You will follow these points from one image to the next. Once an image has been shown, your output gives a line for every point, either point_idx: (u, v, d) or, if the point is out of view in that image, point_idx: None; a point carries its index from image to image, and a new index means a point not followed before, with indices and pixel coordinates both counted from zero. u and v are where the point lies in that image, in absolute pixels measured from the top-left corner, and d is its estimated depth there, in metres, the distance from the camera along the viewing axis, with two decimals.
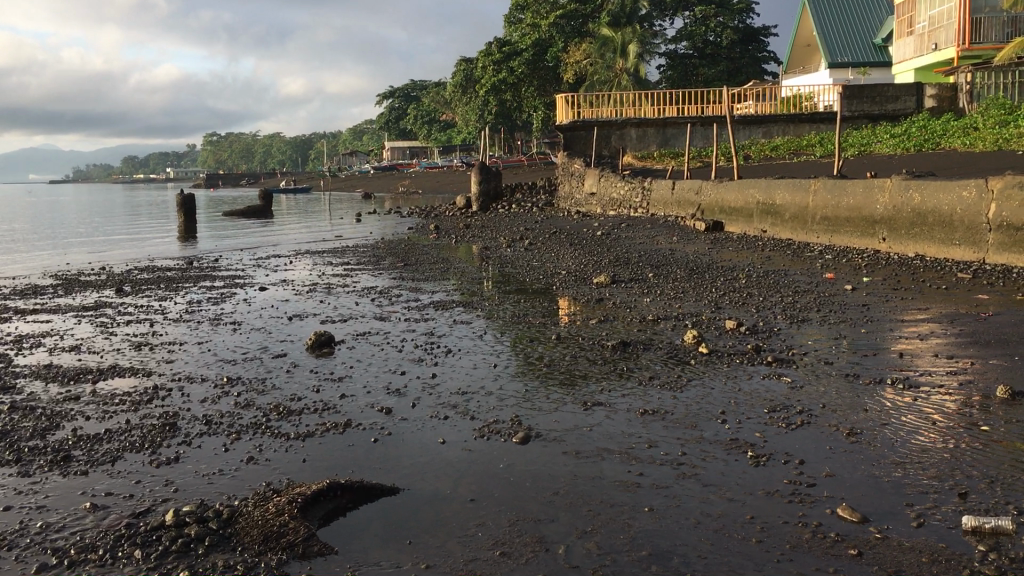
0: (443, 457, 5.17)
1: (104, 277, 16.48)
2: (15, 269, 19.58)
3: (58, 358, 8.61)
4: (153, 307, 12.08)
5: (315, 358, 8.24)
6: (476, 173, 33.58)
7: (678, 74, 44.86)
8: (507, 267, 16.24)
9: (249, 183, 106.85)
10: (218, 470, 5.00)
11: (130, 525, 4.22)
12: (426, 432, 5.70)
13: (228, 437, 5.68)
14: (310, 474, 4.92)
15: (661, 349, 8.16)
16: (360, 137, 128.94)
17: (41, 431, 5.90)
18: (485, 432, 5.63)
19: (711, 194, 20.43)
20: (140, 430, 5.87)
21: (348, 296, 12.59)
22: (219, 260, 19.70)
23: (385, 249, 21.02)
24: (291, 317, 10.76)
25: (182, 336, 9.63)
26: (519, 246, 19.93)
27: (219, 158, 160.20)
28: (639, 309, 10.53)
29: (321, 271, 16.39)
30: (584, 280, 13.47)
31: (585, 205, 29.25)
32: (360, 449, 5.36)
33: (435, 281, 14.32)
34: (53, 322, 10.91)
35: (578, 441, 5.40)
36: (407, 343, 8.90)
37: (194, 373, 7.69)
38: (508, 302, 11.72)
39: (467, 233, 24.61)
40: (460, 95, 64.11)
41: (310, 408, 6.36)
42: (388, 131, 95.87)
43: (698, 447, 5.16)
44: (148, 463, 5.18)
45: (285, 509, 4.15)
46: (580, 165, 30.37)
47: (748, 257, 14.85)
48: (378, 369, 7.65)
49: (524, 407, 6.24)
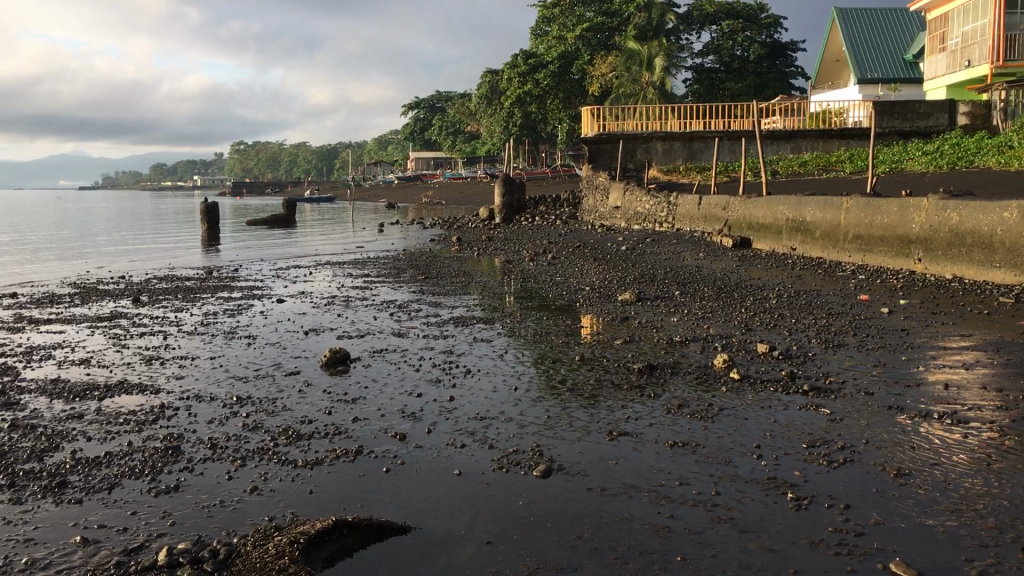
0: (459, 491, 4.84)
1: (123, 286, 16.29)
2: (36, 275, 19.48)
3: (66, 372, 8.35)
4: (170, 318, 11.84)
5: (329, 377, 7.93)
6: (499, 185, 33.33)
7: (704, 89, 44.44)
8: (530, 281, 15.91)
9: (274, 191, 107.36)
10: (219, 501, 4.69)
11: (119, 565, 3.90)
12: (441, 462, 5.37)
13: (232, 463, 5.37)
14: (316, 508, 4.61)
15: (691, 373, 7.80)
16: (385, 148, 129.34)
17: (39, 453, 5.61)
18: (504, 463, 5.29)
19: (738, 211, 20.02)
20: (142, 454, 5.57)
21: (366, 310, 12.30)
22: (238, 269, 19.54)
23: (407, 261, 20.81)
24: (308, 331, 10.48)
25: (195, 350, 9.36)
26: (542, 260, 19.63)
27: (247, 167, 161.41)
28: (666, 329, 10.14)
29: (341, 283, 16.14)
30: (608, 297, 13.12)
31: (609, 219, 28.90)
32: (370, 480, 5.04)
33: (457, 296, 14.00)
34: (67, 333, 10.68)
35: (603, 475, 5.05)
36: (426, 362, 8.57)
37: (203, 391, 7.40)
38: (530, 319, 11.38)
39: (489, 246, 24.33)
40: (485, 107, 64.08)
41: (320, 433, 6.04)
42: (413, 142, 96.01)
43: (733, 486, 4.83)
44: (147, 491, 4.88)
45: (285, 551, 3.84)
46: (604, 179, 30.03)
47: (777, 276, 14.44)
48: (394, 390, 7.31)
49: (546, 436, 5.89)
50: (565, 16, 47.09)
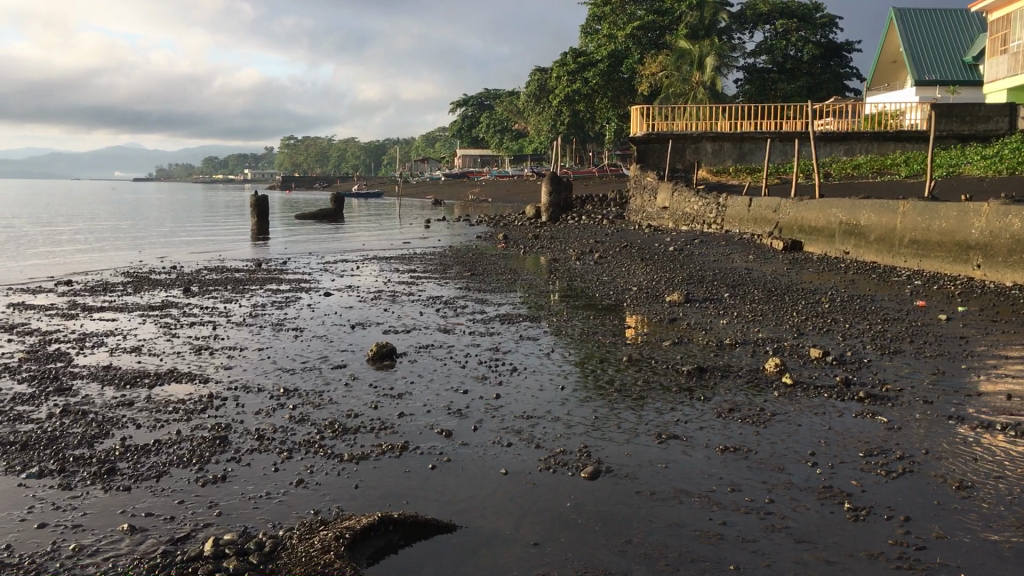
0: (506, 490, 4.78)
1: (173, 276, 16.48)
2: (89, 264, 19.79)
3: (118, 359, 8.45)
4: (218, 308, 11.95)
5: (375, 371, 7.91)
6: (547, 183, 33.25)
7: (756, 89, 43.92)
8: (576, 280, 15.80)
9: (323, 186, 108.36)
10: (265, 493, 4.67)
11: (166, 554, 3.90)
12: (488, 460, 5.31)
13: (278, 455, 5.36)
14: (363, 502, 4.58)
15: (741, 376, 7.67)
16: (433, 145, 129.85)
17: (89, 439, 5.64)
18: (550, 464, 5.21)
19: (789, 213, 19.71)
20: (190, 443, 5.58)
21: (413, 305, 12.30)
22: (287, 262, 19.67)
23: (454, 257, 20.81)
24: (354, 325, 10.49)
25: (242, 341, 9.41)
26: (588, 259, 19.52)
27: (296, 161, 163.15)
28: (716, 331, 9.98)
29: (387, 278, 16.17)
30: (656, 297, 12.97)
31: (657, 219, 28.66)
32: (416, 477, 4.99)
33: (502, 293, 13.93)
34: (119, 321, 10.81)
35: (653, 479, 4.95)
36: (472, 358, 8.52)
37: (251, 382, 7.42)
38: (577, 318, 11.28)
39: (536, 244, 24.25)
40: (533, 105, 64.00)
41: (365, 427, 6.01)
42: (460, 139, 96.21)
43: (786, 494, 4.72)
44: (194, 481, 4.88)
45: (331, 546, 3.80)
46: (653, 178, 29.77)
47: (830, 280, 14.17)
48: (440, 387, 7.27)
49: (594, 437, 5.80)
50: (615, 14, 46.79)
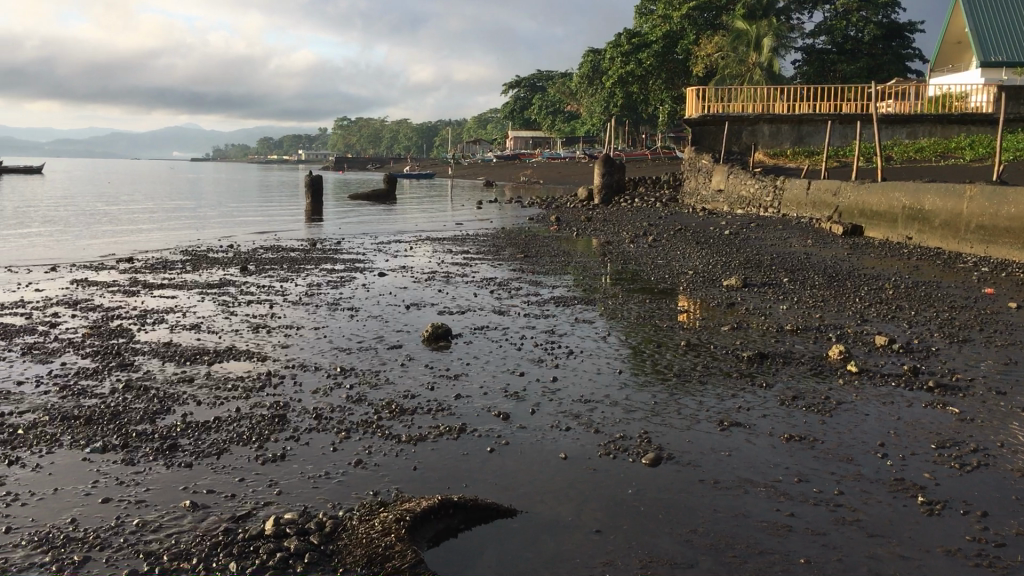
0: (566, 475, 4.70)
1: (230, 255, 16.62)
2: (147, 242, 20.08)
3: (177, 336, 8.53)
4: (274, 287, 12.02)
5: (430, 352, 7.89)
6: (600, 165, 32.95)
7: (814, 70, 43.05)
8: (631, 263, 15.64)
9: (375, 167, 108.90)
10: (324, 473, 4.66)
11: (228, 532, 3.89)
12: (547, 444, 5.23)
13: (337, 435, 5.34)
14: (422, 484, 4.54)
15: (804, 363, 7.49)
16: (485, 126, 129.74)
17: (150, 415, 5.68)
18: (610, 449, 5.12)
19: (851, 197, 19.28)
20: (249, 421, 5.59)
21: (467, 287, 12.25)
22: (340, 242, 19.76)
23: (507, 239, 20.72)
24: (409, 306, 10.48)
25: (299, 320, 9.46)
26: (642, 242, 19.31)
27: (349, 141, 164.24)
28: (775, 317, 9.78)
29: (441, 259, 16.15)
30: (713, 281, 12.78)
31: (712, 202, 28.27)
32: (475, 460, 4.93)
33: (556, 275, 13.82)
34: (178, 299, 10.94)
35: (716, 467, 4.83)
36: (527, 341, 8.46)
37: (307, 361, 7.43)
38: (633, 302, 11.14)
39: (588, 226, 24.07)
40: (586, 86, 63.56)
41: (423, 408, 5.98)
42: (512, 121, 95.93)
43: (857, 486, 4.58)
44: (254, 459, 4.88)
45: (392, 529, 3.75)
46: (708, 161, 29.32)
47: (893, 266, 13.84)
48: (496, 369, 7.22)
49: (655, 422, 5.69)
50: None
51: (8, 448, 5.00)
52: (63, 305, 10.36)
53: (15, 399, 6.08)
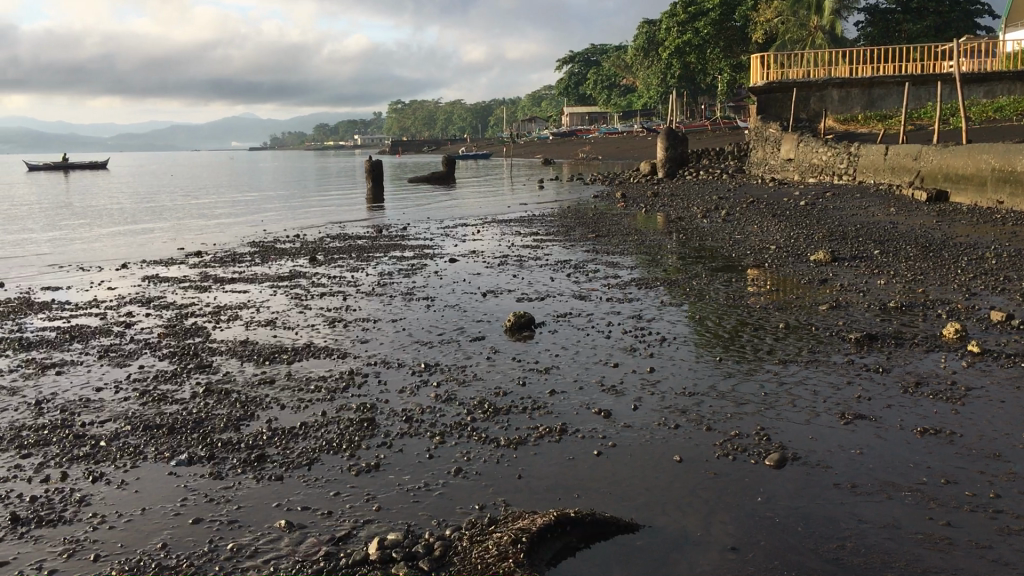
0: (685, 481, 4.30)
1: (298, 245, 16.52)
2: (214, 234, 20.06)
3: (254, 333, 8.31)
4: (346, 278, 11.77)
5: (515, 343, 7.54)
6: (662, 138, 32.22)
7: (878, 31, 41.51)
8: (707, 239, 15.15)
9: (431, 149, 109.03)
10: (422, 485, 4.33)
11: (328, 557, 3.59)
12: (658, 444, 4.84)
13: (431, 440, 5.02)
14: (529, 495, 4.19)
15: (918, 344, 6.96)
16: (539, 104, 128.83)
17: (235, 422, 5.43)
18: (728, 450, 4.69)
19: (933, 160, 18.39)
20: (337, 426, 5.29)
21: (542, 271, 11.85)
22: (406, 228, 19.53)
23: (574, 218, 20.27)
24: (486, 293, 10.12)
25: (375, 312, 9.19)
26: (715, 216, 18.74)
27: (405, 125, 164.81)
28: (874, 293, 9.22)
29: (510, 242, 15.79)
30: (799, 256, 12.19)
31: (781, 172, 27.42)
32: (583, 465, 4.57)
33: (631, 256, 13.35)
34: (250, 293, 10.77)
35: (850, 468, 4.39)
36: (615, 327, 8.05)
37: (389, 357, 7.12)
38: (716, 282, 10.62)
39: (656, 202, 23.51)
40: (642, 59, 62.64)
41: (517, 406, 5.63)
42: (567, 97, 94.95)
43: (1013, 486, 4.11)
44: (347, 469, 4.58)
45: (508, 552, 3.40)
46: (775, 129, 28.43)
47: (986, 232, 13.07)
48: (586, 360, 6.83)
49: (770, 417, 5.25)
50: None
51: (91, 463, 4.77)
52: (137, 303, 10.24)
53: (94, 407, 5.86)
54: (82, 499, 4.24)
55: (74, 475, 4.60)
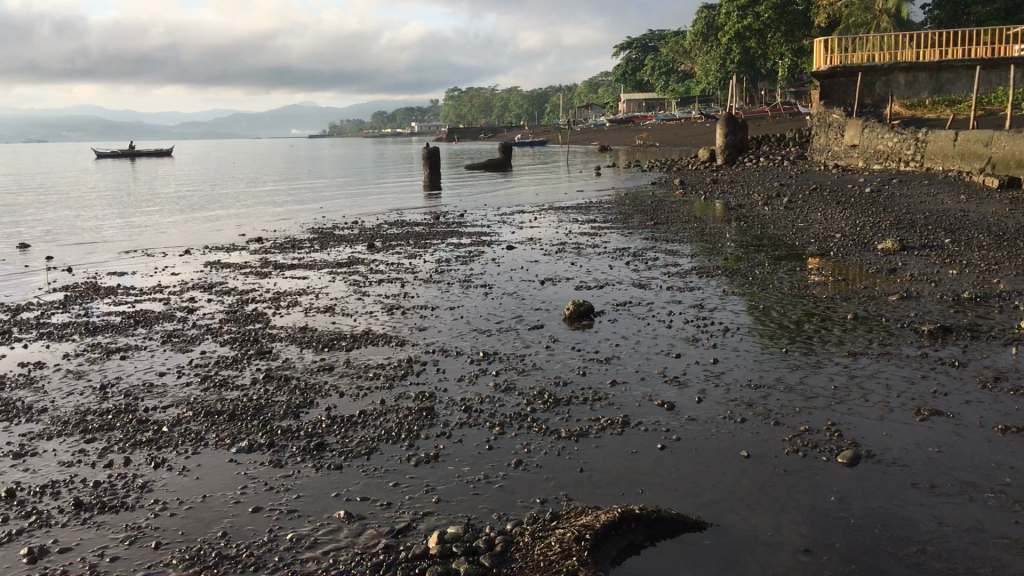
0: (753, 478, 4.16)
1: (356, 231, 16.58)
2: (273, 221, 20.24)
3: (313, 320, 8.32)
4: (404, 265, 11.75)
5: (575, 332, 7.42)
6: (722, 124, 31.75)
7: (946, 14, 40.31)
8: (769, 227, 14.83)
9: (487, 136, 109.11)
10: (483, 477, 4.25)
11: (388, 550, 3.53)
12: (724, 439, 4.70)
13: (490, 430, 4.94)
14: (592, 490, 4.09)
15: (996, 337, 6.67)
16: (596, 90, 128.02)
17: (294, 410, 5.41)
18: (798, 445, 4.53)
19: (1006, 145, 17.76)
20: (396, 415, 5.24)
21: (600, 259, 11.70)
22: (463, 215, 19.50)
23: (632, 205, 20.02)
24: (544, 281, 10.01)
25: (433, 300, 9.14)
26: (776, 204, 18.36)
27: (461, 112, 165.13)
28: (947, 283, 8.89)
29: (568, 229, 15.64)
30: (866, 245, 11.84)
31: (844, 158, 26.77)
32: (646, 459, 4.45)
33: (691, 243, 13.11)
34: (309, 280, 10.81)
35: (927, 468, 4.20)
36: (676, 317, 7.89)
37: (448, 345, 7.07)
38: (780, 270, 10.37)
39: (715, 189, 23.13)
40: (701, 44, 61.81)
41: (578, 397, 5.52)
42: (624, 84, 94.14)
43: None
44: (406, 460, 4.52)
45: (572, 550, 3.30)
46: (839, 115, 27.76)
47: None
48: (648, 350, 6.69)
49: (840, 412, 5.07)
50: None
51: (154, 449, 4.79)
52: (199, 288, 10.34)
53: (157, 392, 5.90)
54: (145, 486, 4.24)
55: (137, 460, 4.61)
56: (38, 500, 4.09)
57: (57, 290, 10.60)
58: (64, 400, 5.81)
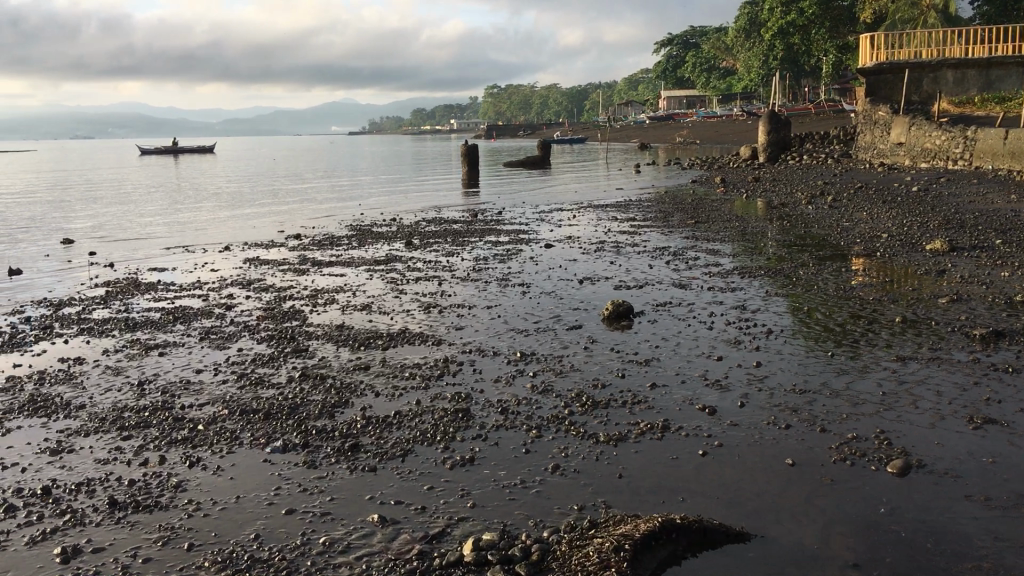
0: (798, 487, 4.02)
1: (395, 228, 16.56)
2: (314, 217, 20.31)
3: (350, 318, 8.29)
4: (442, 262, 11.70)
5: (613, 333, 7.31)
6: (764, 122, 31.34)
7: (996, 9, 39.40)
8: (813, 226, 14.55)
9: (526, 133, 108.92)
10: (519, 482, 4.16)
11: (422, 556, 3.45)
12: (768, 445, 4.56)
13: (527, 433, 4.85)
14: (632, 497, 3.98)
15: None
16: (636, 88, 127.27)
17: (330, 409, 5.36)
18: (845, 454, 4.38)
19: None
20: (431, 416, 5.17)
21: (639, 258, 11.55)
22: (502, 213, 19.41)
23: (672, 203, 19.80)
24: (583, 280, 9.90)
25: (470, 298, 9.07)
26: (820, 203, 18.04)
27: (500, 109, 165.09)
28: (998, 286, 8.63)
29: (607, 228, 15.49)
30: (913, 245, 11.56)
31: (890, 156, 26.27)
32: (687, 465, 4.33)
33: (733, 242, 12.89)
34: (347, 277, 10.79)
35: (982, 479, 4.03)
36: (717, 318, 7.73)
37: (485, 345, 6.98)
38: (825, 271, 10.15)
39: (757, 187, 22.80)
40: (744, 41, 61.12)
41: (617, 400, 5.41)
42: (664, 81, 93.43)
43: None
44: (440, 463, 4.45)
45: (610, 560, 3.20)
46: (884, 113, 27.24)
47: None
48: (688, 352, 6.55)
49: (889, 419, 4.90)
50: None
51: (189, 448, 4.76)
52: (237, 285, 10.37)
53: (194, 389, 5.89)
54: (179, 485, 4.21)
55: (172, 459, 4.59)
56: (73, 499, 4.07)
57: (98, 285, 10.68)
58: (101, 396, 5.81)
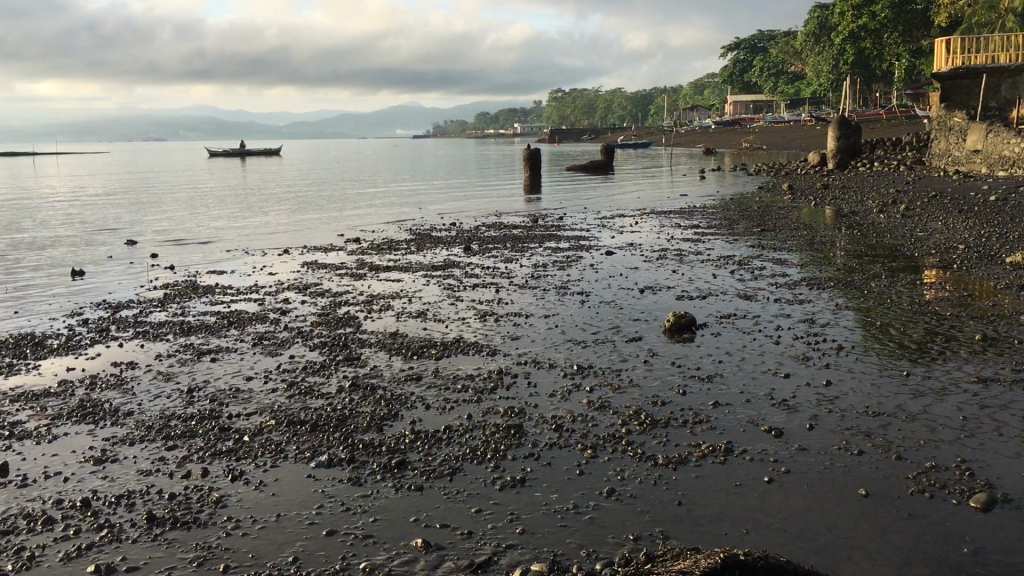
0: (873, 522, 3.73)
1: (454, 233, 16.43)
2: (374, 221, 20.33)
3: (404, 325, 8.15)
4: (500, 269, 11.52)
5: (675, 346, 7.03)
6: (834, 128, 30.57)
7: None
8: (885, 236, 14.03)
9: (590, 138, 108.38)
10: (572, 507, 3.93)
11: None
12: (840, 473, 4.26)
13: (581, 453, 4.62)
14: (691, 527, 3.73)
15: None
16: (702, 92, 125.78)
17: (378, 422, 5.20)
18: (924, 485, 4.07)
19: None
20: (482, 432, 4.97)
21: (703, 267, 11.22)
22: (563, 218, 19.21)
23: (738, 210, 19.36)
24: (644, 289, 9.62)
25: (527, 307, 8.86)
26: (892, 211, 17.46)
27: (563, 113, 164.70)
28: None
29: (670, 235, 15.16)
30: (993, 257, 11.00)
31: (967, 163, 25.38)
32: (751, 494, 4.06)
33: (801, 252, 12.47)
34: (404, 283, 10.67)
35: None
36: (784, 332, 7.40)
37: (541, 356, 6.77)
38: (899, 283, 9.71)
39: (826, 195, 22.24)
40: (813, 45, 59.87)
41: (678, 418, 5.15)
42: (731, 85, 92.10)
43: None
44: (490, 483, 4.25)
45: None
46: (961, 119, 26.33)
47: None
48: (753, 369, 6.25)
49: (971, 446, 4.56)
50: None
51: (233, 460, 4.64)
52: (294, 289, 10.32)
53: (243, 398, 5.79)
54: (220, 500, 4.08)
55: (215, 471, 4.47)
56: (112, 512, 3.97)
57: (158, 288, 10.74)
58: (150, 403, 5.74)
